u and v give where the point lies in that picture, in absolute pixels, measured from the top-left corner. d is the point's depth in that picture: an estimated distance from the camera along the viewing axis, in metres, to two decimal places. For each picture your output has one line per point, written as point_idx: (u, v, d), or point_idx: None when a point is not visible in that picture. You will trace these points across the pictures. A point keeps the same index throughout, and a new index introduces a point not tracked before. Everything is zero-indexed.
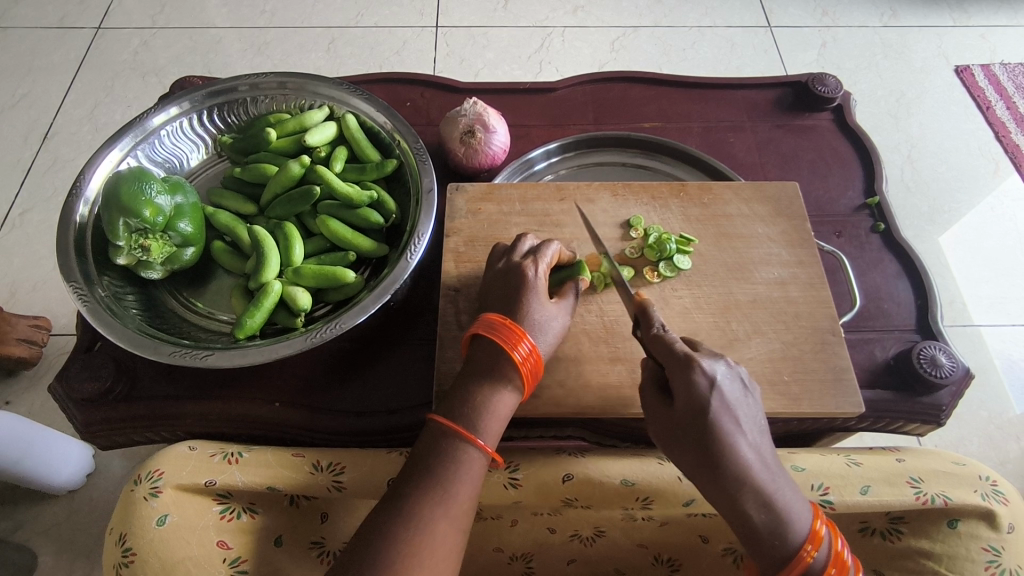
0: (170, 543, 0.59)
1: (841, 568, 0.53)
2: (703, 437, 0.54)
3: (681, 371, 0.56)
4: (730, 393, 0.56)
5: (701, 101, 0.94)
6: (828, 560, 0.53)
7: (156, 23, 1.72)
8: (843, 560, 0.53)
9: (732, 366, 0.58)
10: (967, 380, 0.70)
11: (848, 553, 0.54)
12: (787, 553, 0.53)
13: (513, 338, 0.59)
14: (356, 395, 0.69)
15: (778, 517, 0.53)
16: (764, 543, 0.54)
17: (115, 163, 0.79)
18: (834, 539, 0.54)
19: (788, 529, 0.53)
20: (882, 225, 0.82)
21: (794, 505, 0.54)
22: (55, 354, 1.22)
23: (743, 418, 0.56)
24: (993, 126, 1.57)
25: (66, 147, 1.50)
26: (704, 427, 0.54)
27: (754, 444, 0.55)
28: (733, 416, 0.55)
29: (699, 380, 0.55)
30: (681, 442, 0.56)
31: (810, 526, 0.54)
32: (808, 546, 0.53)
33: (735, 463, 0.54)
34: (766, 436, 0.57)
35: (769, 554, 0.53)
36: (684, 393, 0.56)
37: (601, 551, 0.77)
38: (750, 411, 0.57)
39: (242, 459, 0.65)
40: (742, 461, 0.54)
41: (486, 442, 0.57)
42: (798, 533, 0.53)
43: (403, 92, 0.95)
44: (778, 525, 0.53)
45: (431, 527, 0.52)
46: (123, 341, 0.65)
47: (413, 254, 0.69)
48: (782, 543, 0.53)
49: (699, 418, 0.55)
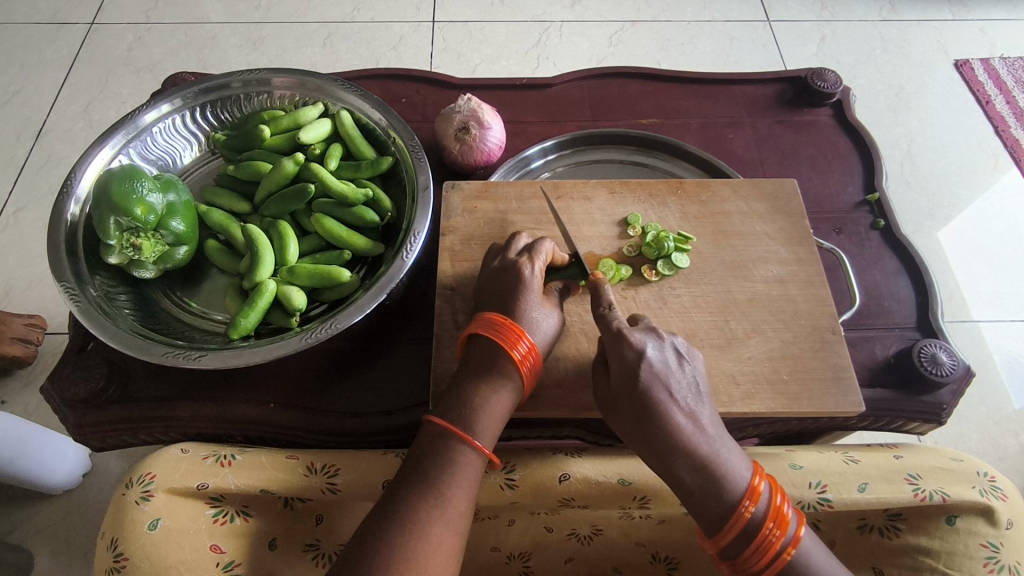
0: (162, 547, 0.59)
1: (780, 521, 0.54)
2: (635, 404, 0.57)
3: (615, 344, 0.58)
4: (661, 361, 0.58)
5: (699, 97, 0.93)
6: (765, 514, 0.54)
7: (150, 18, 1.70)
8: (782, 514, 0.54)
9: (668, 337, 0.60)
10: (968, 378, 0.69)
11: (790, 508, 0.55)
12: (725, 511, 0.54)
13: (512, 337, 0.59)
14: (352, 395, 0.68)
15: (713, 477, 0.55)
16: (701, 503, 0.55)
17: (107, 161, 0.78)
18: (773, 496, 0.55)
19: (723, 487, 0.54)
20: (882, 221, 0.81)
21: (730, 464, 0.55)
22: (50, 354, 1.21)
23: (676, 386, 0.57)
24: (993, 120, 1.56)
25: (59, 144, 1.49)
26: (633, 395, 0.57)
27: (688, 409, 0.57)
28: (664, 383, 0.57)
29: (628, 350, 0.58)
30: (617, 413, 0.58)
31: (746, 483, 0.55)
32: (745, 501, 0.54)
33: (664, 427, 0.56)
34: (707, 403, 0.58)
35: (706, 513, 0.55)
36: (615, 365, 0.58)
37: (598, 549, 0.76)
38: (684, 378, 0.58)
39: (235, 461, 0.64)
40: (673, 425, 0.56)
41: (484, 444, 0.56)
42: (734, 491, 0.54)
43: (399, 88, 0.94)
44: (713, 484, 0.55)
45: (428, 531, 0.52)
46: (116, 341, 0.64)
47: (409, 252, 0.69)
48: (718, 501, 0.54)
49: (629, 387, 0.57)
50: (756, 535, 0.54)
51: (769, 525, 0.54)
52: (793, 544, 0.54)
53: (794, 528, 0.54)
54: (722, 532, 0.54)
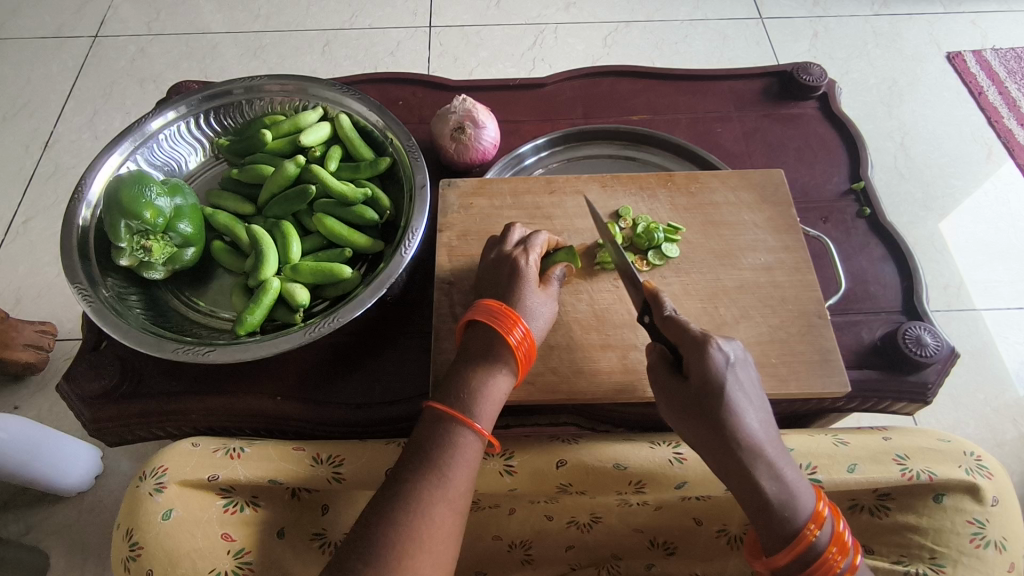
0: (175, 535, 0.62)
1: (842, 546, 0.56)
2: (716, 413, 0.56)
3: (694, 350, 0.58)
4: (741, 373, 0.58)
5: (688, 93, 0.96)
6: (828, 538, 0.56)
7: (152, 30, 1.74)
8: (843, 539, 0.56)
9: (741, 350, 0.61)
10: (952, 358, 0.71)
11: (848, 533, 0.57)
12: (793, 529, 0.56)
13: (507, 322, 0.61)
14: (356, 386, 0.71)
15: (784, 494, 0.56)
16: (769, 518, 0.56)
17: (116, 167, 0.81)
18: (835, 519, 0.57)
19: (792, 507, 0.56)
20: (868, 209, 0.83)
21: (799, 485, 0.57)
22: (62, 359, 1.24)
23: (752, 400, 0.58)
24: (985, 111, 1.58)
25: (67, 155, 1.52)
26: (717, 402, 0.56)
27: (761, 422, 0.58)
28: (742, 396, 0.57)
29: (713, 358, 0.57)
30: (692, 417, 0.58)
31: (812, 505, 0.57)
32: (811, 524, 0.56)
33: (746, 439, 0.56)
34: (772, 417, 0.60)
35: (773, 530, 0.56)
36: (695, 371, 0.57)
37: (597, 535, 0.78)
38: (757, 393, 0.59)
39: (244, 453, 0.66)
40: (751, 440, 0.56)
41: (482, 426, 0.59)
42: (802, 512, 0.56)
43: (395, 91, 0.97)
44: (784, 500, 0.56)
45: (432, 508, 0.54)
46: (127, 339, 0.67)
47: (407, 248, 0.71)
48: (789, 518, 0.56)
49: (710, 395, 0.57)
50: (820, 557, 0.55)
51: (833, 550, 0.55)
52: (853, 569, 0.55)
53: (852, 554, 0.56)
54: (788, 548, 0.56)
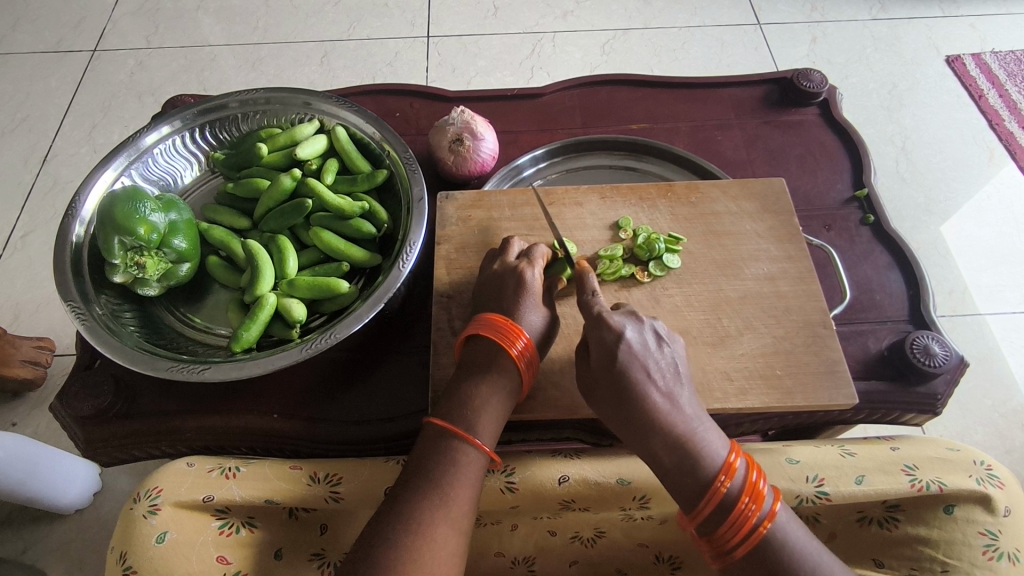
0: (169, 559, 0.60)
1: (756, 496, 0.54)
2: (613, 382, 0.58)
3: (594, 326, 0.60)
4: (640, 343, 0.59)
5: (687, 101, 0.95)
6: (740, 489, 0.54)
7: (150, 43, 1.74)
8: (758, 490, 0.54)
9: (647, 321, 0.62)
10: (962, 368, 0.70)
11: (766, 484, 0.55)
12: (701, 487, 0.55)
13: (510, 335, 0.60)
14: (355, 403, 0.70)
15: (689, 454, 0.55)
16: (679, 481, 0.56)
17: (111, 183, 0.80)
18: (749, 472, 0.55)
19: (700, 464, 0.55)
20: (872, 217, 0.82)
21: (708, 443, 0.56)
22: (59, 375, 1.23)
23: (655, 365, 0.59)
24: (986, 114, 1.57)
25: (65, 169, 1.52)
26: (612, 374, 0.58)
27: (666, 388, 0.58)
28: (642, 363, 0.58)
29: (610, 330, 0.59)
30: (596, 394, 0.60)
31: (722, 460, 0.56)
32: (721, 477, 0.55)
33: (643, 405, 0.57)
34: (687, 384, 0.60)
35: (684, 489, 0.56)
36: (596, 346, 0.59)
37: (602, 551, 0.76)
38: (663, 359, 0.60)
39: (239, 473, 0.65)
40: (650, 404, 0.57)
41: (484, 443, 0.58)
42: (709, 468, 0.55)
43: (392, 103, 0.96)
44: (689, 463, 0.55)
45: (433, 529, 0.53)
46: (122, 357, 0.66)
47: (405, 262, 0.70)
48: (694, 478, 0.55)
49: (608, 367, 0.58)
50: (732, 510, 0.54)
51: (745, 500, 0.54)
52: (769, 519, 0.53)
53: (770, 503, 0.54)
54: (699, 511, 0.55)
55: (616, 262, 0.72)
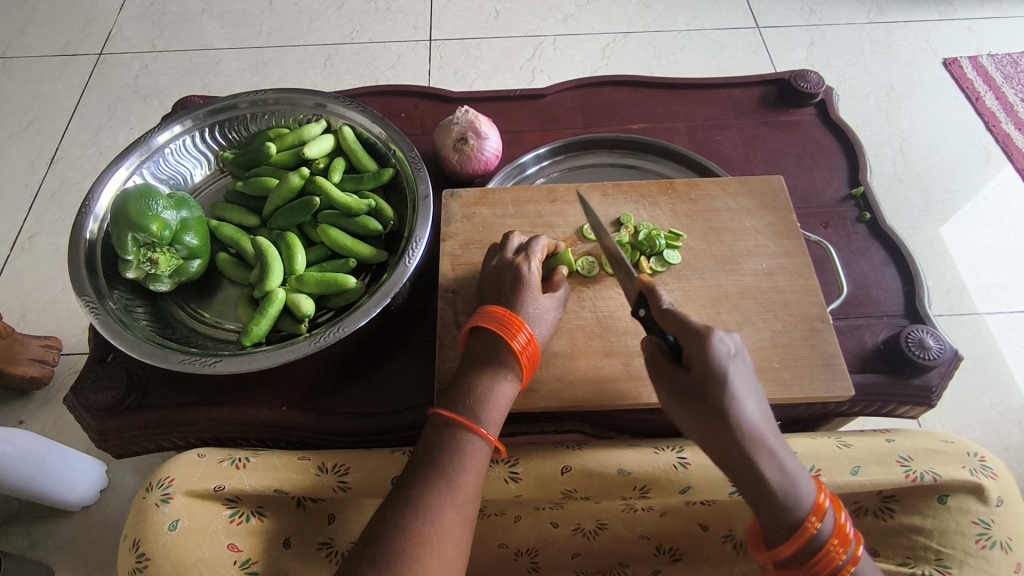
0: (181, 546, 0.61)
1: (844, 539, 0.55)
2: (723, 407, 0.55)
3: (698, 340, 0.56)
4: (743, 365, 0.56)
5: (687, 101, 0.97)
6: (831, 530, 0.55)
7: (156, 46, 1.76)
8: (846, 532, 0.55)
9: (742, 340, 0.59)
10: (956, 361, 0.72)
11: (851, 526, 0.56)
12: (794, 523, 0.55)
13: (512, 327, 0.62)
14: (362, 396, 0.71)
15: (788, 488, 0.55)
16: (774, 513, 0.55)
17: (122, 181, 0.82)
18: (836, 512, 0.56)
19: (796, 500, 0.55)
20: (868, 214, 0.84)
21: (802, 478, 0.56)
22: (67, 373, 1.25)
23: (756, 393, 0.56)
24: (983, 116, 1.59)
25: (72, 171, 1.54)
26: (723, 397, 0.55)
27: (767, 417, 0.56)
28: (747, 390, 0.56)
29: (717, 350, 0.55)
30: (697, 412, 0.56)
31: (815, 497, 0.56)
32: (815, 515, 0.55)
33: (749, 434, 0.54)
34: (771, 407, 0.58)
35: (772, 526, 0.55)
36: (698, 364, 0.55)
37: (603, 542, 0.78)
38: (758, 385, 0.57)
39: (249, 464, 0.66)
40: (755, 433, 0.55)
41: (489, 431, 0.59)
42: (805, 505, 0.55)
43: (397, 104, 0.98)
44: (787, 497, 0.55)
45: (439, 515, 0.54)
46: (134, 351, 0.67)
47: (411, 258, 0.72)
48: (790, 513, 0.55)
49: (715, 395, 0.55)
50: (821, 550, 0.54)
51: (834, 542, 0.54)
52: (854, 562, 0.54)
53: (854, 546, 0.55)
54: (786, 543, 0.55)
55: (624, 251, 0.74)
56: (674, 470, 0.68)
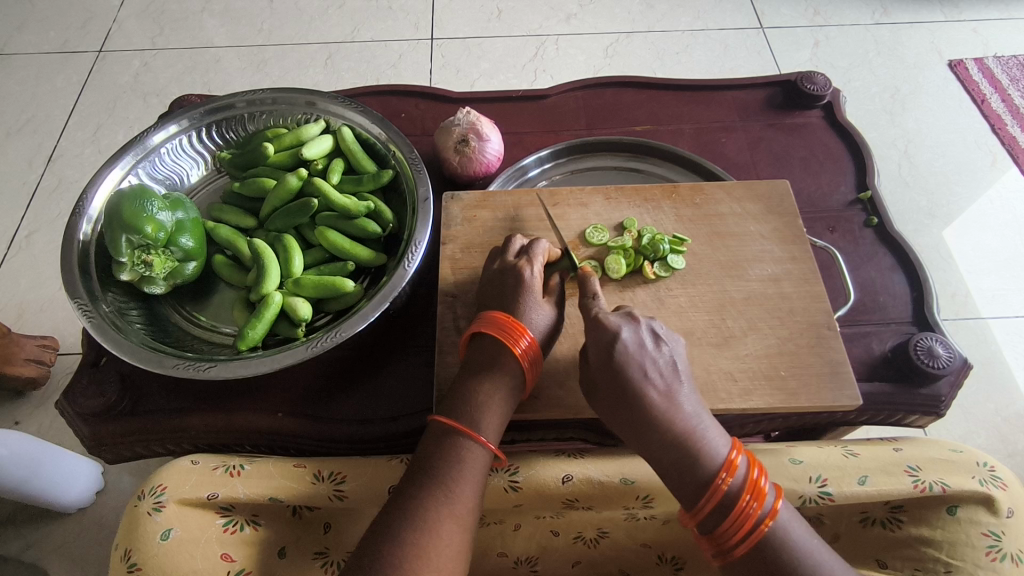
0: (174, 556, 0.60)
1: (757, 493, 0.54)
2: (612, 382, 0.59)
3: (593, 326, 0.61)
4: (638, 341, 0.60)
5: (691, 103, 0.95)
6: (742, 487, 0.54)
7: (156, 44, 1.75)
8: (759, 486, 0.54)
9: (646, 321, 0.62)
10: (966, 370, 0.70)
11: (767, 481, 0.55)
12: (701, 485, 0.55)
13: (514, 333, 0.60)
14: (360, 402, 0.70)
15: (689, 450, 0.56)
16: (679, 478, 0.56)
17: (118, 182, 0.80)
18: (750, 469, 0.55)
19: (698, 461, 0.56)
20: (875, 219, 0.82)
21: (707, 440, 0.56)
22: (63, 373, 1.24)
23: (653, 365, 0.59)
24: (989, 118, 1.58)
25: (70, 169, 1.52)
26: (611, 372, 0.59)
27: (664, 388, 0.58)
28: (639, 362, 0.59)
29: (607, 332, 0.60)
30: (597, 394, 0.61)
31: (724, 457, 0.56)
32: (722, 473, 0.55)
33: (640, 404, 0.58)
34: (686, 381, 0.60)
35: (684, 487, 0.56)
36: (593, 346, 0.60)
37: (605, 551, 0.76)
38: (662, 359, 0.60)
39: (244, 471, 0.65)
40: (647, 402, 0.58)
41: (489, 440, 0.58)
42: (710, 464, 0.55)
43: (398, 104, 0.97)
44: (689, 459, 0.56)
45: (438, 526, 0.53)
46: (128, 355, 0.66)
47: (410, 261, 0.70)
48: (694, 475, 0.55)
49: (606, 368, 0.59)
50: (733, 507, 0.54)
51: (745, 497, 0.54)
52: (771, 516, 0.53)
53: (771, 500, 0.54)
54: (700, 506, 0.55)
55: (630, 253, 0.72)
56: None
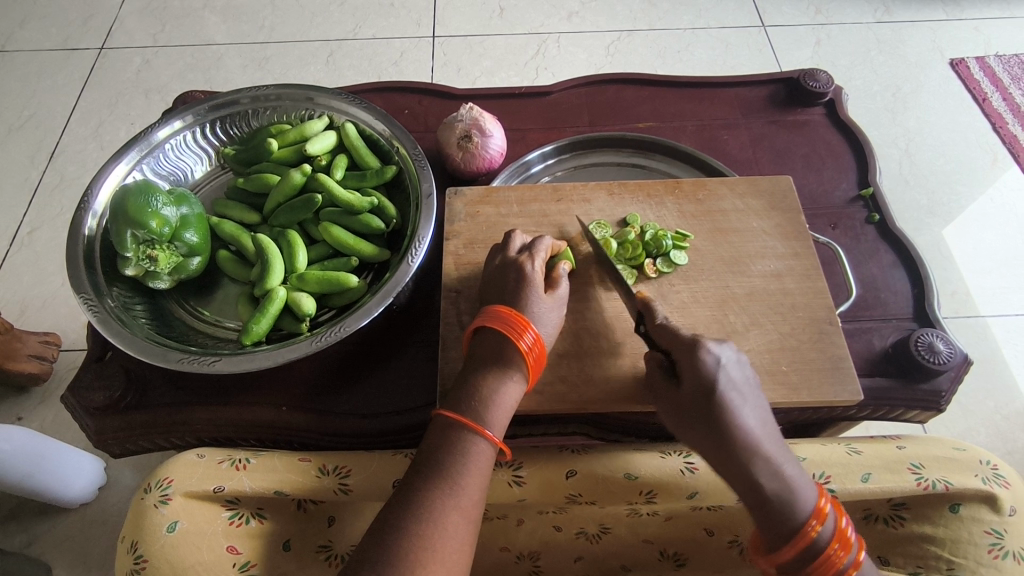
0: (179, 549, 0.60)
1: (845, 543, 0.53)
2: (710, 412, 0.56)
3: (689, 353, 0.58)
4: (735, 373, 0.58)
5: (694, 100, 0.95)
6: (832, 535, 0.54)
7: (158, 41, 1.75)
8: (847, 536, 0.54)
9: (737, 354, 0.60)
10: (966, 366, 0.71)
11: (853, 531, 0.55)
12: (792, 527, 0.54)
13: (517, 327, 0.61)
14: (364, 396, 0.70)
15: (783, 489, 0.54)
16: (771, 516, 0.55)
17: (122, 177, 0.81)
18: (839, 517, 0.55)
19: (792, 502, 0.54)
20: (877, 216, 0.83)
21: (798, 482, 0.55)
22: (66, 369, 1.24)
23: (749, 399, 0.57)
24: (990, 117, 1.58)
25: (72, 166, 1.53)
26: (710, 402, 0.56)
27: (758, 422, 0.57)
28: (737, 396, 0.57)
29: (705, 360, 0.58)
30: (687, 417, 0.58)
31: (815, 502, 0.55)
32: (812, 520, 0.54)
33: (737, 436, 0.55)
34: (771, 417, 0.58)
35: (773, 527, 0.55)
36: (690, 374, 0.58)
37: (606, 546, 0.77)
38: (754, 393, 0.58)
39: (249, 465, 0.66)
40: (745, 438, 0.55)
41: (493, 433, 0.58)
42: (802, 508, 0.54)
43: (401, 100, 0.97)
44: (783, 499, 0.54)
45: (443, 519, 0.53)
46: (133, 349, 0.66)
47: (414, 257, 0.71)
48: (787, 515, 0.54)
49: (704, 396, 0.57)
50: (823, 553, 0.53)
51: (834, 546, 0.53)
52: (855, 567, 0.53)
53: (856, 551, 0.54)
54: (787, 547, 0.54)
55: (638, 247, 0.72)
56: (680, 475, 0.67)
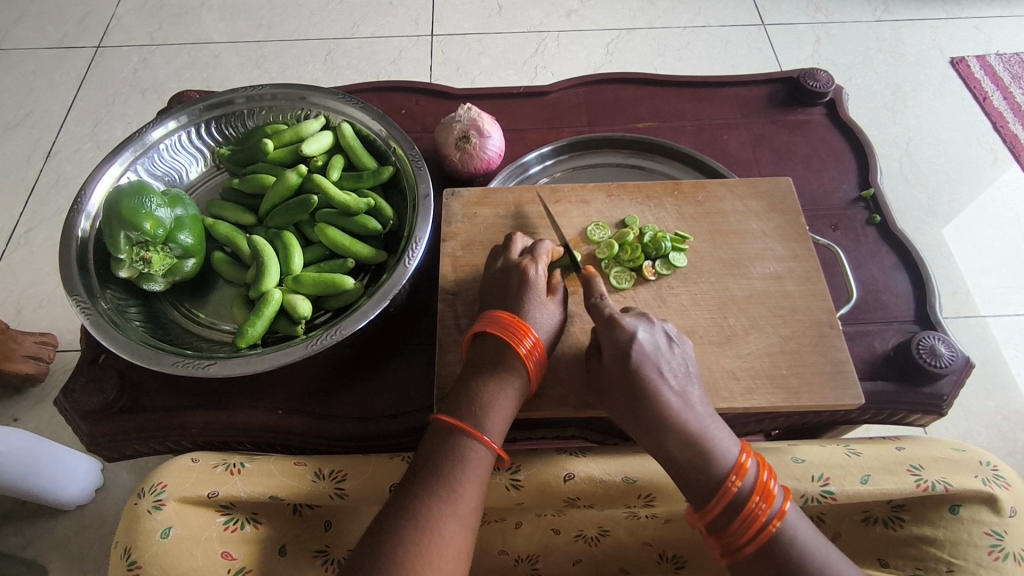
0: (173, 555, 0.59)
1: (766, 495, 0.54)
2: (626, 382, 0.58)
3: (607, 326, 0.60)
4: (652, 344, 0.59)
5: (694, 100, 0.95)
6: (753, 489, 0.54)
7: (154, 40, 1.74)
8: (768, 488, 0.54)
9: (658, 323, 0.62)
10: (968, 369, 0.70)
11: (778, 484, 0.55)
12: (712, 485, 0.55)
13: (518, 332, 0.60)
14: (361, 400, 0.70)
15: (700, 450, 0.56)
16: (690, 478, 0.56)
17: (116, 178, 0.80)
18: (760, 472, 0.55)
19: (710, 462, 0.55)
20: (878, 217, 0.82)
21: (718, 441, 0.56)
22: (63, 370, 1.23)
23: (667, 366, 0.59)
24: (991, 116, 1.57)
25: (68, 165, 1.52)
26: (625, 372, 0.58)
27: (677, 388, 0.58)
28: (654, 364, 0.59)
29: (621, 333, 0.59)
30: (609, 395, 0.60)
31: (734, 459, 0.56)
32: (732, 475, 0.55)
33: (653, 403, 0.57)
34: (696, 385, 0.60)
35: (695, 488, 0.56)
36: (609, 348, 0.60)
37: (605, 550, 0.76)
38: (674, 361, 0.60)
39: (244, 469, 0.65)
40: (661, 402, 0.57)
41: (491, 439, 0.58)
42: (722, 465, 0.55)
43: (399, 100, 0.96)
44: (700, 459, 0.56)
45: (440, 525, 0.52)
46: (127, 353, 0.66)
47: (411, 259, 0.70)
48: (706, 476, 0.55)
49: (620, 366, 0.59)
50: (745, 507, 0.54)
51: (756, 499, 0.54)
52: (780, 516, 0.54)
53: (780, 502, 0.54)
54: (710, 505, 0.55)
55: (639, 250, 0.72)
56: None
